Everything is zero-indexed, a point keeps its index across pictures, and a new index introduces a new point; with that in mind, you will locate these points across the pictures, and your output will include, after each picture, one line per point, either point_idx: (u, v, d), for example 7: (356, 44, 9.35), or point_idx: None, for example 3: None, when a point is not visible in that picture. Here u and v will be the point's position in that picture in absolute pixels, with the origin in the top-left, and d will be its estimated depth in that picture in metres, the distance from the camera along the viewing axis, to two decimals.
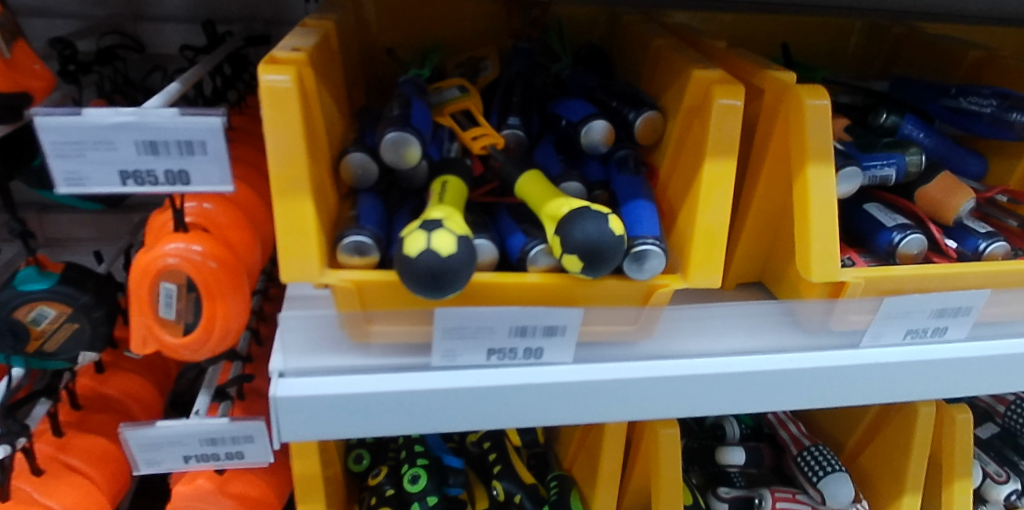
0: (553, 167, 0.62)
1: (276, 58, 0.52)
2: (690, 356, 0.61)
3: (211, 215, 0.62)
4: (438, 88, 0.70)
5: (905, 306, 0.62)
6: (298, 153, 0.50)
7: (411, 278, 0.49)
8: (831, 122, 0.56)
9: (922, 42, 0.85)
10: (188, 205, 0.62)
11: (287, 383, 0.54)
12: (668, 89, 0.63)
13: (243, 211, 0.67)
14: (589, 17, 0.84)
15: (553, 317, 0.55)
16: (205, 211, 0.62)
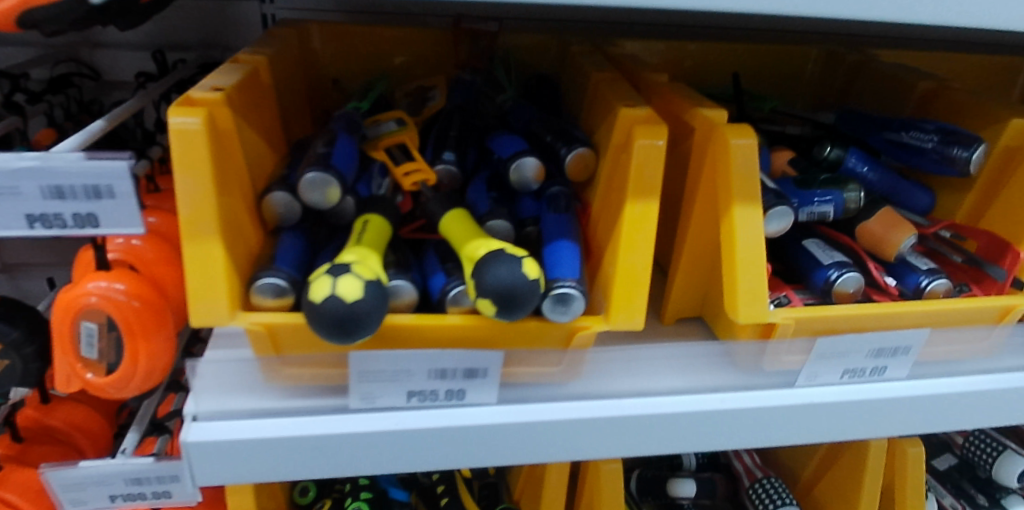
0: (482, 203, 0.61)
1: (191, 99, 0.51)
2: (618, 395, 0.60)
3: (139, 251, 0.63)
4: (377, 121, 0.69)
5: (838, 346, 0.62)
6: (208, 196, 0.49)
7: (317, 323, 0.48)
8: (758, 161, 0.56)
9: (873, 71, 0.85)
10: (117, 241, 0.63)
11: (200, 427, 0.53)
12: (600, 125, 0.63)
13: (177, 245, 0.67)
14: (538, 46, 0.83)
15: (472, 359, 0.55)
16: (133, 247, 0.63)
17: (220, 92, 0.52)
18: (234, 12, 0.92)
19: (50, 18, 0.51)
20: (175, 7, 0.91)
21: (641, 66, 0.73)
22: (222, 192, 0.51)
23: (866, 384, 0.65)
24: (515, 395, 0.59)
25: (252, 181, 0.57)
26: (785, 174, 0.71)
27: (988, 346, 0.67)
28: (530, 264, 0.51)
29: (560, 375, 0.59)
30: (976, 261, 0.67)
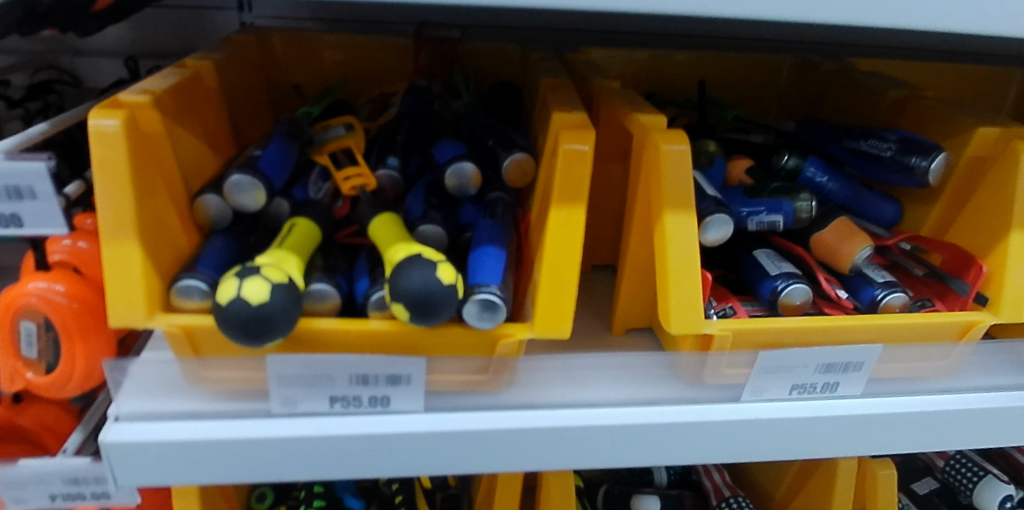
0: (416, 209, 0.61)
1: (119, 101, 0.52)
2: (551, 406, 0.59)
3: (85, 253, 0.62)
4: (327, 125, 0.69)
5: (783, 361, 0.60)
6: (127, 198, 0.50)
7: (227, 326, 0.48)
8: (691, 169, 0.54)
9: (847, 80, 0.82)
10: (62, 242, 0.62)
11: (120, 428, 0.54)
12: (541, 131, 0.62)
13: None
14: (500, 53, 0.82)
15: (393, 366, 0.54)
16: (80, 250, 0.62)
17: (149, 95, 0.53)
18: (209, 20, 0.94)
19: None
20: (152, 16, 0.92)
21: (595, 73, 0.72)
22: (144, 194, 0.52)
23: (817, 400, 0.63)
24: (442, 403, 0.58)
25: (185, 184, 0.58)
26: (741, 182, 0.69)
27: (949, 364, 0.64)
28: (445, 269, 0.49)
29: (489, 383, 0.57)
30: (940, 275, 0.65)
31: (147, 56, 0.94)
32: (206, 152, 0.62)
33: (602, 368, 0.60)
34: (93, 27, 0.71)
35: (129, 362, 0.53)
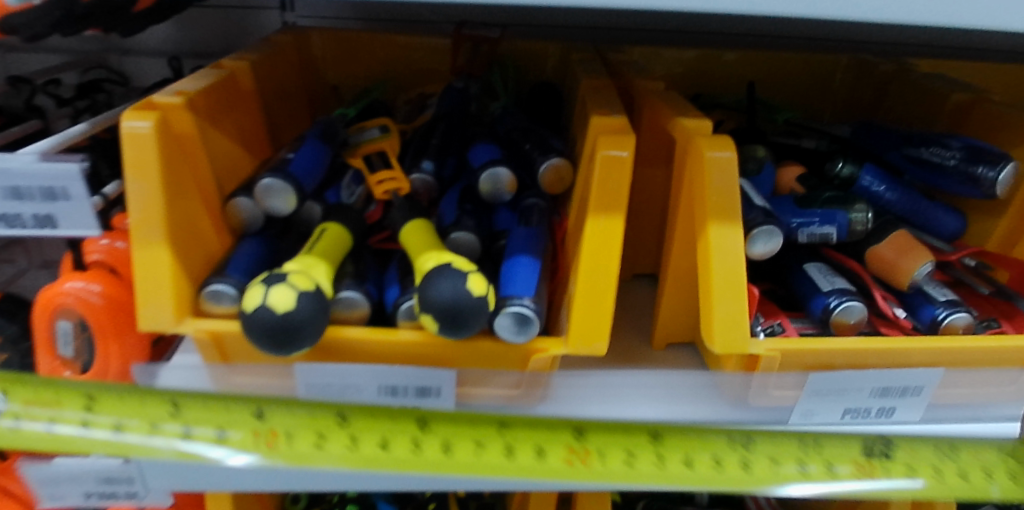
0: (449, 214, 0.59)
1: (153, 102, 0.52)
2: (586, 423, 0.56)
3: (122, 253, 0.62)
4: (362, 127, 0.68)
5: (835, 384, 0.56)
6: (157, 199, 0.49)
7: (253, 334, 0.47)
8: (737, 176, 0.51)
9: (910, 82, 0.78)
10: (101, 242, 0.62)
11: None
12: (579, 135, 0.59)
13: None
14: (539, 52, 0.79)
15: (422, 378, 0.52)
16: (117, 250, 0.62)
17: (182, 96, 0.53)
18: (253, 20, 0.94)
19: (24, 23, 0.53)
20: (196, 15, 0.93)
21: (640, 73, 0.69)
22: (174, 195, 0.51)
23: (872, 426, 0.59)
24: None
25: (218, 186, 0.58)
26: (792, 191, 0.65)
27: (1019, 391, 0.59)
28: (475, 280, 0.47)
29: (522, 398, 0.55)
30: (1008, 295, 0.60)
31: (191, 55, 0.95)
32: (240, 153, 0.62)
33: (640, 386, 0.57)
34: (135, 28, 0.71)
35: (161, 366, 0.53)
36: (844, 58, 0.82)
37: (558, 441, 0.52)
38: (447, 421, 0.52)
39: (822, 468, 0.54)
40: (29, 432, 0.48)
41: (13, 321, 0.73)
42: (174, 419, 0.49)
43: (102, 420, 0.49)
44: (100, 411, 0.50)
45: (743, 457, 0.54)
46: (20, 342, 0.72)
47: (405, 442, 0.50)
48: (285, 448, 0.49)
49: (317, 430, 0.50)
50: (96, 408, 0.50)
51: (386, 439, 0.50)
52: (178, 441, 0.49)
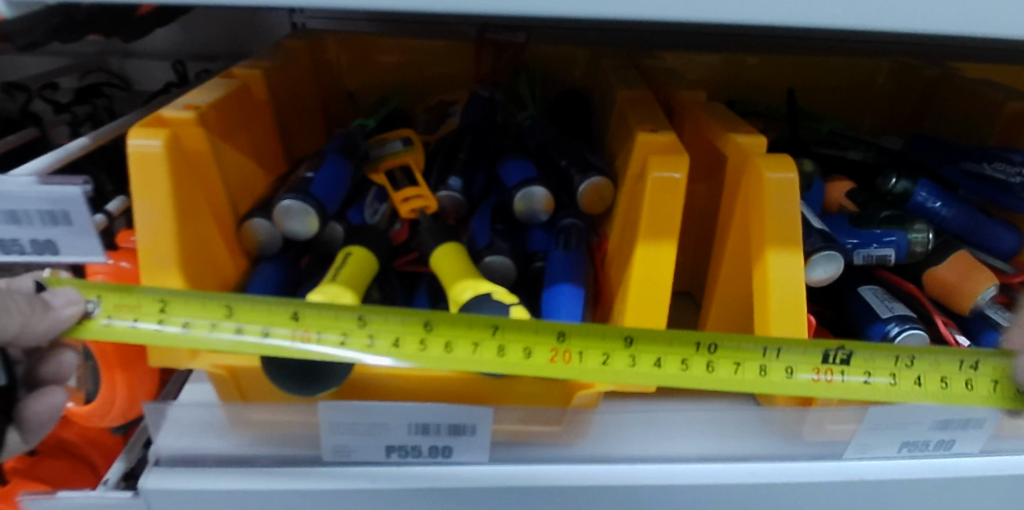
0: (481, 237, 0.54)
1: (162, 118, 0.48)
2: (632, 460, 0.53)
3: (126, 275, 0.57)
4: (384, 139, 0.64)
5: (896, 418, 0.52)
6: (168, 224, 0.46)
7: (277, 375, 0.43)
8: (798, 199, 0.47)
9: (958, 89, 0.74)
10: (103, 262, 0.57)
11: (159, 473, 0.50)
12: (620, 151, 0.55)
13: None
14: (568, 56, 0.75)
15: (455, 416, 0.48)
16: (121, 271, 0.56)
17: (194, 111, 0.49)
18: (262, 22, 0.89)
19: (22, 31, 0.49)
20: (201, 16, 0.88)
21: (677, 81, 0.65)
22: (187, 220, 0.48)
23: (928, 458, 0.56)
24: (510, 454, 0.52)
25: (233, 206, 0.54)
26: (842, 208, 0.62)
27: None
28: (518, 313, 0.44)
29: (562, 436, 0.51)
30: None
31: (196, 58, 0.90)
32: (255, 169, 0.58)
33: None
34: (139, 32, 0.67)
35: (171, 406, 0.47)
36: (887, 63, 0.79)
37: (725, 351, 0.44)
38: (578, 335, 0.43)
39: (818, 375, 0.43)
40: (118, 324, 0.40)
41: None
42: (261, 316, 0.41)
43: (180, 316, 0.40)
44: (171, 308, 0.41)
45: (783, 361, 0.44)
46: None
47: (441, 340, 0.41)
48: (394, 348, 0.41)
49: (422, 330, 0.42)
50: (177, 303, 0.41)
51: (499, 344, 0.41)
52: (263, 342, 0.40)
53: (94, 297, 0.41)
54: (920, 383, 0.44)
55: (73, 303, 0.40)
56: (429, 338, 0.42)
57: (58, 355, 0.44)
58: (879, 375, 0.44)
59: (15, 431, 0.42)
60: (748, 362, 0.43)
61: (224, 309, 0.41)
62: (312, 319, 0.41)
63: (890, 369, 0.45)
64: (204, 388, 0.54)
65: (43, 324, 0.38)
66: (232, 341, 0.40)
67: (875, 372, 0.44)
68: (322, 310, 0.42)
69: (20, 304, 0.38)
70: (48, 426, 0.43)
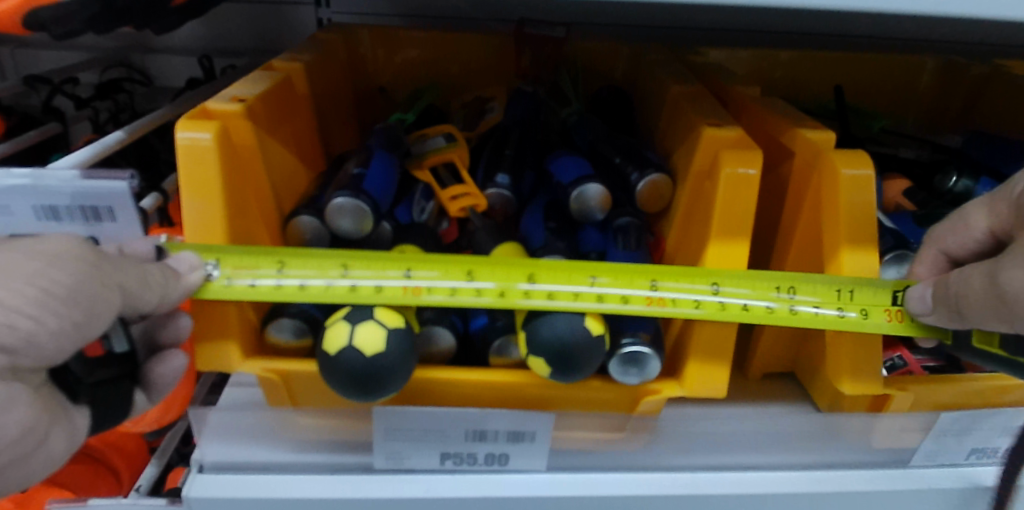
0: (537, 235, 0.54)
1: (208, 110, 0.46)
2: (692, 468, 0.51)
3: None
4: (424, 136, 0.61)
5: (967, 424, 0.50)
6: (219, 222, 0.44)
7: (334, 380, 0.41)
8: (874, 196, 0.45)
9: (1009, 86, 0.72)
10: None
11: (204, 482, 0.47)
12: (679, 147, 0.53)
13: None
14: (610, 52, 0.73)
15: (518, 421, 0.46)
16: None
17: (242, 103, 0.46)
18: (287, 16, 0.85)
19: (59, 17, 0.47)
20: (225, 10, 0.85)
21: (728, 77, 0.63)
22: (236, 216, 0.46)
23: (995, 466, 0.54)
24: (568, 461, 0.50)
25: (277, 202, 0.51)
26: (899, 207, 0.60)
27: None
28: (593, 318, 0.43)
29: (623, 442, 0.50)
30: None
31: (219, 54, 0.87)
32: (296, 164, 0.56)
33: (755, 429, 0.50)
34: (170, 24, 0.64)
35: (213, 410, 0.45)
36: (932, 60, 0.77)
37: (761, 289, 0.45)
38: (604, 270, 0.45)
39: (859, 315, 0.44)
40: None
41: None
42: (320, 265, 0.44)
43: (245, 273, 0.42)
44: (227, 267, 0.42)
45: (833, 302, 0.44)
46: None
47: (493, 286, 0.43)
48: (455, 279, 0.44)
49: (467, 266, 0.44)
50: (226, 259, 0.42)
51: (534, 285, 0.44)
52: (332, 285, 0.43)
53: (212, 260, 0.42)
54: (890, 317, 0.44)
55: (195, 269, 0.41)
56: (476, 272, 0.44)
57: (175, 319, 0.43)
58: (874, 311, 0.44)
59: (144, 395, 0.41)
60: (730, 297, 0.44)
61: (278, 261, 0.43)
62: (372, 263, 0.44)
63: (885, 305, 0.45)
64: (248, 392, 0.52)
65: (177, 291, 0.39)
66: (325, 289, 0.42)
67: (871, 309, 0.44)
68: (371, 256, 0.45)
69: (158, 273, 0.38)
70: (169, 386, 0.43)
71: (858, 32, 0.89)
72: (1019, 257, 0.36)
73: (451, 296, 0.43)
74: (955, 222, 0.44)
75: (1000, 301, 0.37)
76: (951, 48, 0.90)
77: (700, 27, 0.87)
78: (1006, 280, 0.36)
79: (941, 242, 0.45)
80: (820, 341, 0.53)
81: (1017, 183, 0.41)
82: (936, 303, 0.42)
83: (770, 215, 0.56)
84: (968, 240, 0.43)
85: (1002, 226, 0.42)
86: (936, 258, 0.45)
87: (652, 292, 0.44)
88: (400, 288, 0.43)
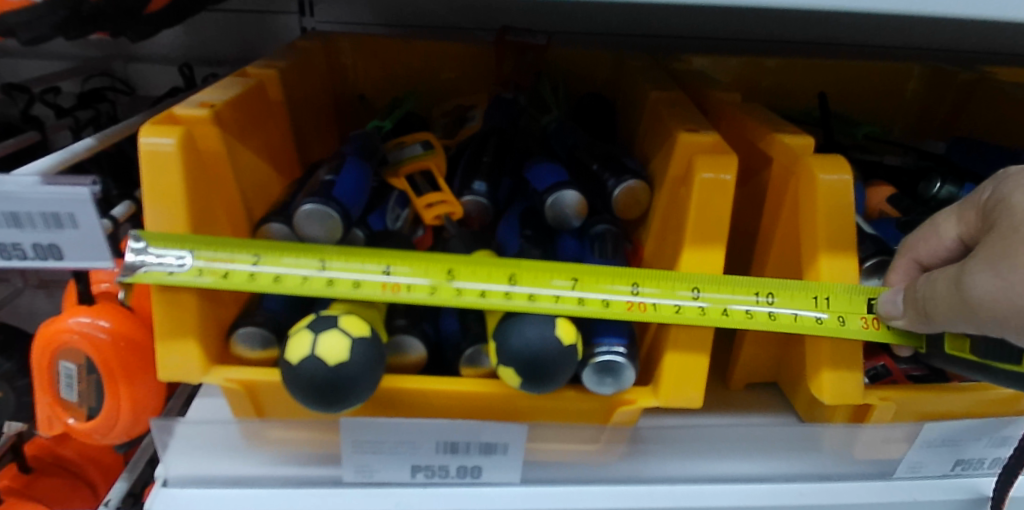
0: (512, 243, 0.53)
1: (175, 115, 0.45)
2: (671, 480, 0.50)
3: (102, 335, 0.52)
4: (402, 143, 0.61)
5: (951, 435, 0.49)
6: (183, 229, 0.43)
7: (298, 390, 0.40)
8: (852, 201, 0.44)
9: (997, 91, 0.72)
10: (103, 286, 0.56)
11: (168, 496, 0.46)
12: (656, 154, 0.53)
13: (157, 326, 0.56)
14: (593, 60, 0.73)
15: (490, 433, 0.45)
16: (97, 331, 0.52)
17: (210, 108, 0.45)
18: (271, 25, 0.84)
19: (28, 22, 0.46)
20: (207, 19, 0.84)
21: (709, 83, 0.62)
22: (201, 222, 0.45)
23: (981, 477, 0.52)
24: (543, 474, 0.49)
25: (246, 210, 0.50)
26: (883, 214, 0.59)
27: None
28: (564, 325, 0.42)
29: (598, 453, 0.49)
30: None
31: (202, 63, 0.86)
32: (269, 172, 0.55)
33: (735, 439, 0.49)
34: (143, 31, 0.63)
35: (179, 421, 0.44)
36: (919, 66, 0.77)
37: (743, 289, 0.45)
38: (587, 273, 0.45)
39: (836, 319, 0.44)
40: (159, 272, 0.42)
41: (9, 357, 0.65)
42: (297, 259, 0.44)
43: (219, 264, 0.42)
44: (201, 256, 0.43)
45: (812, 307, 0.44)
46: (17, 379, 0.65)
47: (472, 287, 0.43)
48: (433, 278, 0.43)
49: (447, 266, 0.44)
50: (202, 248, 0.43)
51: (515, 287, 0.43)
52: (308, 280, 0.43)
53: (186, 250, 0.42)
54: (868, 324, 0.44)
55: None
56: (456, 272, 0.44)
57: None
58: (851, 318, 0.44)
59: None
60: (711, 300, 0.44)
61: (254, 253, 0.43)
62: (350, 259, 0.44)
63: (861, 312, 0.44)
64: (215, 404, 0.50)
65: None
66: (300, 284, 0.42)
67: (848, 315, 0.44)
68: (350, 253, 0.45)
69: None
70: None
71: (844, 40, 0.89)
72: (984, 263, 0.36)
73: (429, 293, 0.43)
74: (924, 230, 0.44)
75: (966, 306, 0.37)
76: (938, 55, 0.89)
77: (685, 35, 0.87)
78: (972, 284, 0.36)
79: (913, 251, 0.44)
80: (801, 350, 0.52)
81: (985, 189, 0.41)
82: (907, 307, 0.42)
83: (749, 223, 0.55)
84: (939, 248, 0.43)
85: (972, 234, 0.41)
86: (909, 268, 0.44)
87: (634, 297, 0.44)
88: (377, 285, 0.43)
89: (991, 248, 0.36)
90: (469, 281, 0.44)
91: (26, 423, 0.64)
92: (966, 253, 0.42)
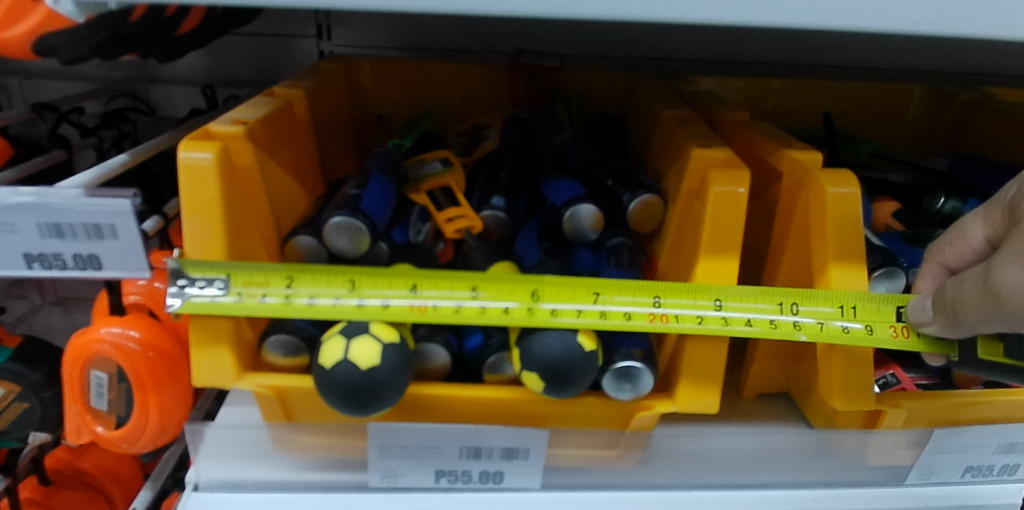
0: (531, 255, 0.54)
1: (210, 132, 0.46)
2: (687, 487, 0.51)
3: (129, 345, 0.53)
4: (422, 160, 0.62)
5: (961, 442, 0.50)
6: (220, 243, 0.45)
7: (330, 395, 0.42)
8: (860, 213, 0.46)
9: (995, 111, 0.74)
10: (131, 297, 0.58)
11: (199, 499, 0.47)
12: (670, 169, 0.55)
13: (183, 335, 0.58)
14: (605, 81, 0.76)
15: (512, 439, 0.47)
16: (125, 341, 0.53)
17: (243, 125, 0.47)
18: (289, 48, 0.86)
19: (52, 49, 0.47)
20: (228, 43, 0.86)
21: (719, 103, 0.64)
22: (235, 235, 0.46)
23: (990, 484, 0.53)
24: (563, 480, 0.51)
25: (275, 223, 0.52)
26: (889, 228, 0.61)
27: None
28: (586, 334, 0.44)
29: (616, 459, 0.50)
30: None
31: (222, 84, 0.88)
32: (295, 187, 0.57)
33: (748, 444, 0.50)
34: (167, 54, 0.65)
35: (209, 426, 0.46)
36: (919, 88, 0.79)
37: (765, 301, 0.46)
38: (610, 289, 0.46)
39: (865, 328, 0.45)
40: (199, 300, 0.44)
41: (36, 368, 0.60)
42: (328, 283, 0.45)
43: (255, 289, 0.44)
44: (237, 283, 0.44)
45: (842, 319, 0.45)
46: (44, 389, 0.61)
47: (499, 306, 0.44)
48: (459, 297, 0.45)
49: (472, 283, 0.46)
50: (236, 275, 0.44)
51: (540, 305, 0.45)
52: (339, 303, 0.44)
53: (222, 276, 0.44)
54: (896, 333, 0.46)
55: None
56: (482, 289, 0.45)
57: None
58: (879, 327, 0.46)
59: None
60: (734, 311, 0.45)
61: (286, 279, 0.45)
62: (380, 282, 0.45)
63: (889, 320, 0.46)
64: (245, 412, 0.52)
65: None
66: (330, 308, 0.44)
67: (877, 324, 0.46)
68: (380, 275, 0.46)
69: None
70: None
71: (846, 62, 0.91)
72: (1010, 258, 0.38)
73: (455, 312, 0.44)
74: (951, 232, 0.46)
75: (994, 301, 0.38)
76: (940, 77, 0.92)
77: (691, 57, 0.90)
78: (1000, 279, 0.38)
79: (941, 256, 0.46)
80: (812, 360, 0.54)
81: (1011, 189, 0.43)
82: (936, 312, 0.43)
83: (760, 235, 0.57)
84: (966, 251, 0.45)
85: (999, 235, 0.43)
86: (938, 272, 0.47)
87: (657, 309, 0.45)
88: (406, 305, 0.44)
89: (1016, 242, 0.38)
90: (499, 297, 0.45)
91: (51, 434, 0.63)
92: (993, 253, 0.44)
